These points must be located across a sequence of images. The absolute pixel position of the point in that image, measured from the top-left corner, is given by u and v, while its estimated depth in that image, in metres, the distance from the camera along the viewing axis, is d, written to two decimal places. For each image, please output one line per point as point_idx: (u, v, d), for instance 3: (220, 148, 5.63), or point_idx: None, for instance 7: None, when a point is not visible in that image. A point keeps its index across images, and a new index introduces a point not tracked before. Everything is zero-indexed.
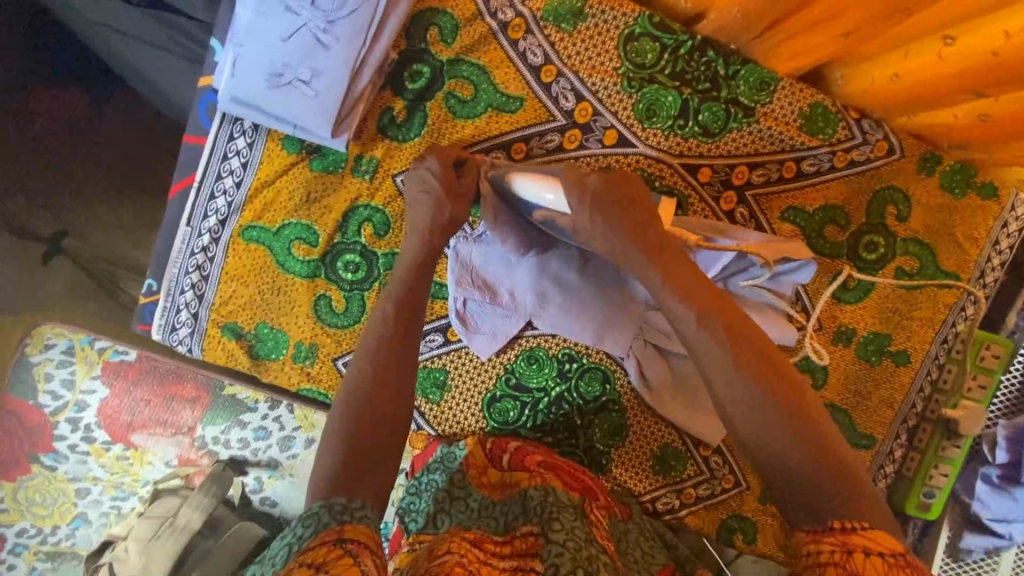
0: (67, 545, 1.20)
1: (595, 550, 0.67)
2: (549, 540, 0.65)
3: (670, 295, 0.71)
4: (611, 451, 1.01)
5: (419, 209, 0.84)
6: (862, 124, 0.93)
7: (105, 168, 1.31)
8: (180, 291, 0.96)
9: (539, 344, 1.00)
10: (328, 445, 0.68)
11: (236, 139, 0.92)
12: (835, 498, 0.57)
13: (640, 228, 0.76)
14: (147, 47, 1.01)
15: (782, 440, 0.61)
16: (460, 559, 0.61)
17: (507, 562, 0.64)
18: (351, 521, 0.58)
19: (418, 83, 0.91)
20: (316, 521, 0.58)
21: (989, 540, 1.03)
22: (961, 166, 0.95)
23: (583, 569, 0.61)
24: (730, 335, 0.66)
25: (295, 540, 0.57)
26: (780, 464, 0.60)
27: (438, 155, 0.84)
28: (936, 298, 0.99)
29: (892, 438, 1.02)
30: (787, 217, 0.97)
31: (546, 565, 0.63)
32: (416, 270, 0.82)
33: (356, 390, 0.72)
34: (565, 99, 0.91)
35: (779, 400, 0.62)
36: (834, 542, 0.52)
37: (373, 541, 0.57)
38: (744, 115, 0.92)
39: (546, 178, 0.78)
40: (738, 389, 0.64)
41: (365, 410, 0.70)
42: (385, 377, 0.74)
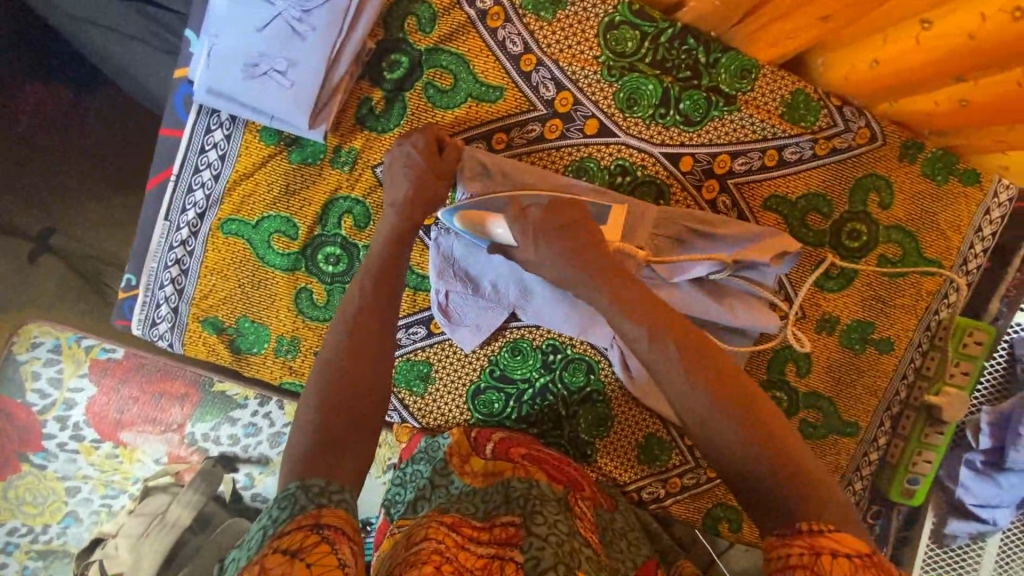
0: (57, 543, 1.19)
1: (579, 544, 0.68)
2: (531, 532, 0.65)
3: (623, 318, 0.73)
4: (596, 441, 1.01)
5: (398, 186, 0.84)
6: (844, 112, 0.93)
7: (88, 162, 1.29)
8: (160, 286, 0.95)
9: (523, 335, 1.00)
10: (301, 426, 0.68)
11: (213, 131, 0.91)
12: (794, 496, 0.61)
13: (582, 248, 0.77)
14: (119, 37, 1.01)
15: (732, 439, 0.65)
16: (437, 546, 0.61)
17: (485, 549, 0.64)
18: (328, 506, 0.58)
19: (397, 73, 0.90)
20: (291, 503, 0.58)
21: (973, 526, 1.03)
22: (943, 153, 0.95)
23: (565, 564, 0.62)
24: (681, 348, 0.69)
25: (270, 524, 0.57)
26: (749, 473, 0.64)
27: (426, 138, 0.86)
28: (918, 285, 0.99)
29: (876, 426, 1.03)
30: (770, 205, 0.96)
31: (526, 557, 0.63)
32: (394, 247, 0.81)
33: (328, 370, 0.71)
34: (545, 88, 0.91)
35: (738, 410, 0.65)
36: (803, 544, 0.55)
37: (350, 527, 0.57)
38: (725, 104, 0.92)
39: (484, 218, 0.84)
40: (698, 399, 0.67)
41: (338, 389, 0.70)
42: (361, 355, 0.73)
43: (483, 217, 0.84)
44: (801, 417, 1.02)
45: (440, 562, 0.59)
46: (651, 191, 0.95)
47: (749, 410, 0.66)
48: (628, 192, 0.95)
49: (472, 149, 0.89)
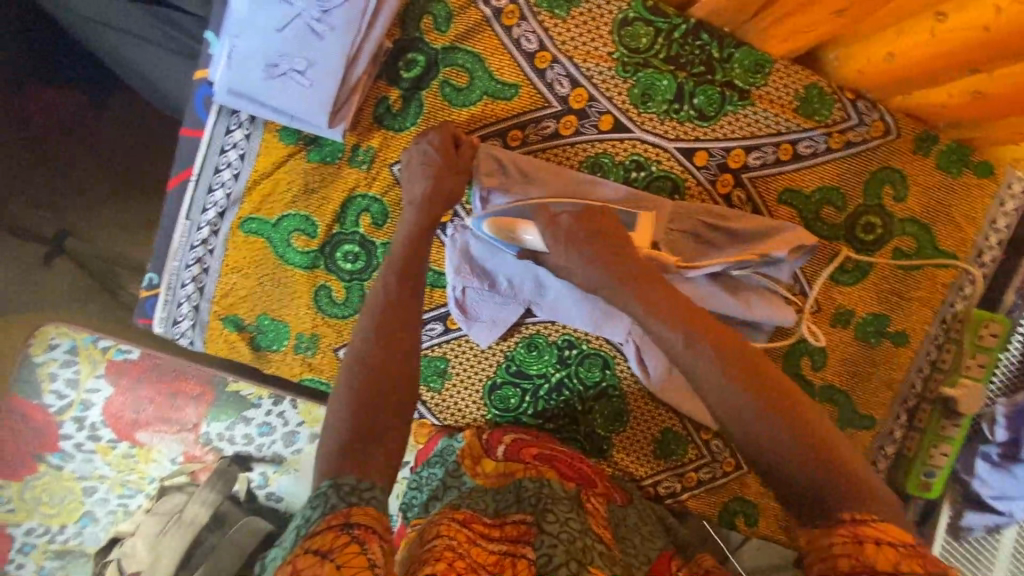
0: (74, 543, 1.21)
1: (592, 540, 0.68)
2: (543, 530, 0.66)
3: (653, 319, 0.72)
4: (612, 436, 1.02)
5: (415, 186, 0.85)
6: (858, 105, 0.93)
7: (105, 165, 1.31)
8: (181, 285, 0.97)
9: (539, 331, 1.00)
10: (332, 423, 0.69)
11: (233, 132, 0.92)
12: (844, 489, 0.60)
13: (610, 254, 0.78)
14: (137, 40, 1.02)
15: (772, 437, 0.63)
16: (450, 543, 0.62)
17: (497, 545, 0.65)
18: (359, 504, 0.59)
19: (414, 72, 0.91)
20: (324, 502, 0.59)
21: (990, 518, 1.03)
22: (958, 145, 0.95)
23: (577, 561, 0.62)
24: (715, 346, 0.68)
25: (304, 523, 0.58)
26: (788, 470, 0.63)
27: (442, 138, 0.87)
28: (933, 278, 0.99)
29: (892, 419, 1.03)
30: (784, 199, 0.97)
31: (538, 553, 0.64)
32: (416, 245, 0.82)
33: (356, 368, 0.72)
34: (560, 84, 0.92)
35: (775, 405, 0.65)
36: (847, 534, 0.56)
37: (380, 525, 0.58)
38: (739, 98, 0.92)
39: (518, 224, 0.85)
40: (736, 400, 0.65)
41: (369, 387, 0.71)
42: (388, 352, 0.74)
43: (517, 222, 0.85)
44: None
45: (453, 558, 0.59)
46: (666, 186, 0.95)
47: (784, 403, 0.65)
48: (643, 187, 0.95)
49: (488, 146, 0.90)
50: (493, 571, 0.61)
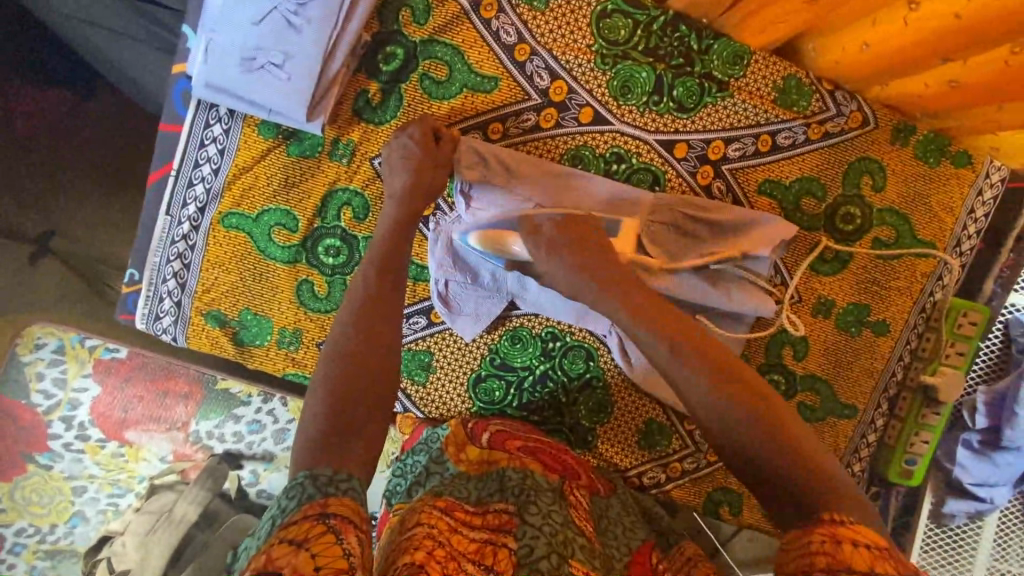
0: (65, 543, 1.20)
1: (573, 533, 0.68)
2: (524, 521, 0.66)
3: (631, 321, 0.75)
4: (596, 427, 1.02)
5: (395, 180, 0.85)
6: (836, 96, 0.94)
7: (86, 162, 1.30)
8: (163, 280, 0.97)
9: (522, 324, 1.01)
10: (312, 413, 0.69)
11: (212, 126, 0.92)
12: (809, 482, 0.61)
13: (592, 264, 0.80)
14: (118, 37, 1.02)
15: (741, 432, 0.66)
16: (429, 531, 0.62)
17: (478, 533, 0.65)
18: (336, 495, 0.59)
19: (393, 65, 0.91)
20: (300, 493, 0.59)
21: (971, 505, 1.04)
22: (935, 135, 0.96)
23: (558, 553, 0.62)
24: (689, 347, 0.72)
25: (279, 513, 0.58)
26: (761, 467, 0.64)
27: (420, 131, 0.87)
28: (912, 267, 1.00)
29: (874, 408, 1.04)
30: (764, 190, 0.97)
31: (519, 544, 0.63)
32: (397, 238, 0.82)
33: (336, 361, 0.72)
34: (539, 77, 0.92)
35: (747, 405, 0.67)
36: (825, 532, 0.56)
37: (358, 516, 0.58)
38: (718, 90, 0.93)
39: (505, 235, 0.86)
40: (704, 400, 0.69)
41: (350, 381, 0.71)
42: (368, 341, 0.74)
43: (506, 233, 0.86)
44: (799, 400, 1.03)
45: (432, 546, 0.59)
46: (646, 177, 0.96)
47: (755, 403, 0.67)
48: (623, 179, 0.95)
49: (468, 138, 0.90)
50: (475, 560, 0.62)
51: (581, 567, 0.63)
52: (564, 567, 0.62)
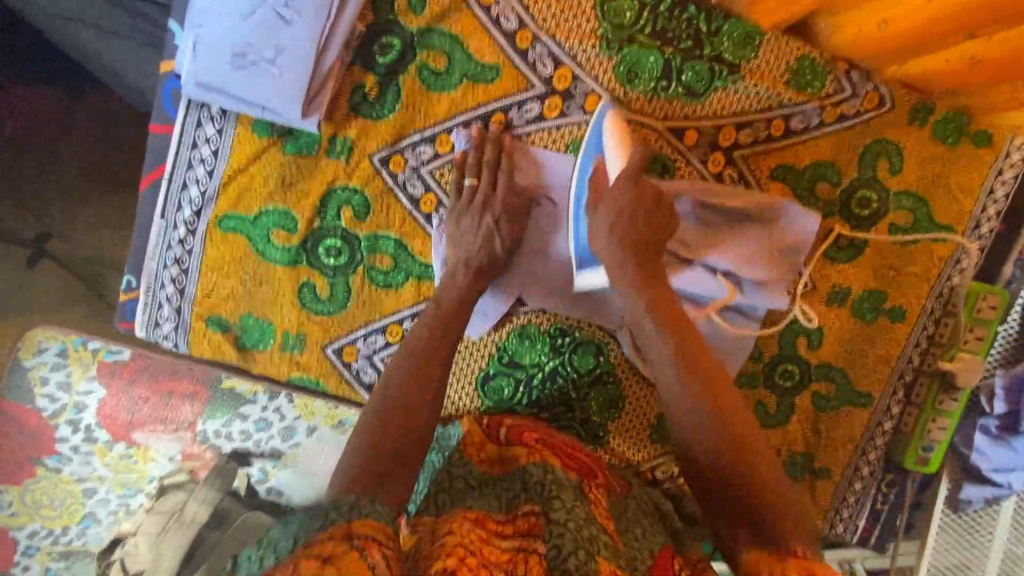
0: (78, 544, 1.20)
1: (596, 530, 0.65)
2: (551, 520, 0.64)
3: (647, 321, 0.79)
4: (608, 422, 1.00)
5: (465, 247, 0.85)
6: (852, 76, 0.90)
7: (81, 160, 1.27)
8: (160, 286, 0.94)
9: (530, 321, 0.98)
10: (356, 439, 0.71)
11: (204, 126, 0.89)
12: (773, 516, 0.66)
13: (636, 227, 0.80)
14: (101, 33, 0.98)
15: (704, 445, 0.72)
16: (461, 540, 0.60)
17: (509, 542, 0.64)
18: (359, 517, 0.57)
19: (389, 57, 0.87)
20: (323, 518, 0.57)
21: (989, 490, 1.03)
22: (954, 115, 0.92)
23: (586, 550, 0.60)
24: (694, 363, 0.76)
25: (300, 534, 0.55)
26: (730, 489, 0.69)
27: (498, 207, 0.85)
28: (929, 251, 0.97)
29: (889, 394, 1.02)
30: (777, 176, 0.94)
31: (548, 546, 0.61)
32: (458, 301, 0.84)
33: (386, 400, 0.75)
34: (542, 65, 0.88)
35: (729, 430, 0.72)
36: (797, 565, 0.59)
37: (380, 533, 0.57)
38: (729, 73, 0.89)
39: (626, 144, 0.82)
40: (682, 404, 0.75)
41: (404, 400, 0.75)
42: (422, 387, 0.76)
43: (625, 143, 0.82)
44: (813, 389, 1.02)
45: (464, 554, 0.59)
46: (655, 167, 0.92)
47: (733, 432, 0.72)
48: None
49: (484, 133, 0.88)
50: (507, 569, 0.60)
51: (608, 565, 0.61)
52: (591, 565, 0.60)
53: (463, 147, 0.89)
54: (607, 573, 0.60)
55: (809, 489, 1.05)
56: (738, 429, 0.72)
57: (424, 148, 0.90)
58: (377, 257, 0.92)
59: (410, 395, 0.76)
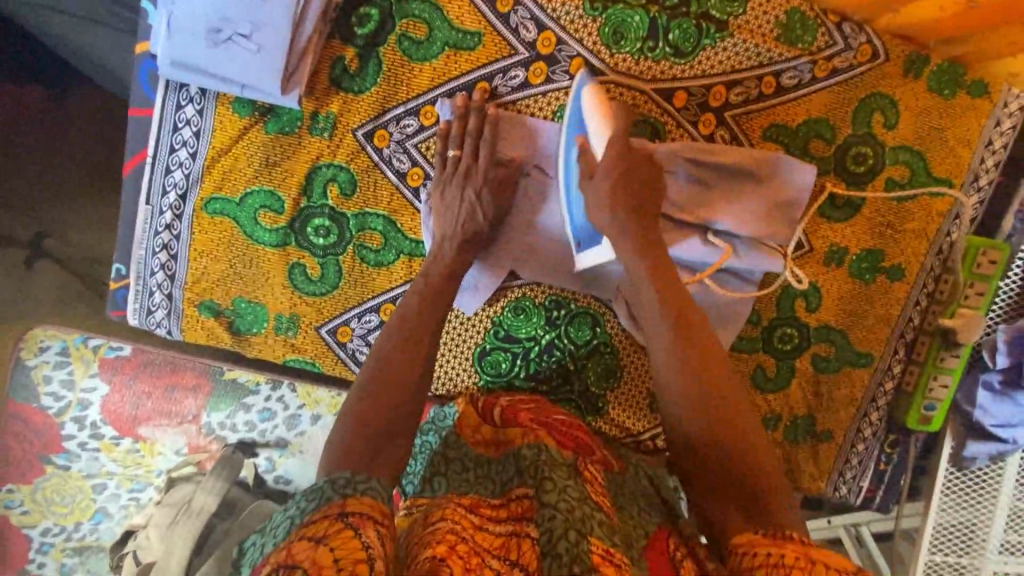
0: (92, 539, 1.22)
1: (591, 509, 0.65)
2: (543, 503, 0.63)
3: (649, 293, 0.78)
4: (607, 393, 0.99)
5: (449, 220, 0.84)
6: (843, 29, 0.88)
7: (84, 163, 1.26)
8: (151, 274, 0.94)
9: (525, 294, 0.97)
10: (346, 413, 0.71)
11: (184, 108, 0.88)
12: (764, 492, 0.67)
13: (635, 198, 0.78)
14: (65, 17, 0.96)
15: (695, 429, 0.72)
16: (453, 526, 0.62)
17: (503, 526, 0.65)
18: (354, 494, 0.57)
19: (368, 27, 0.85)
20: (319, 496, 0.58)
21: (993, 446, 1.01)
22: (949, 64, 0.90)
23: (576, 530, 0.59)
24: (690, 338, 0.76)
25: (298, 514, 0.57)
26: (719, 463, 0.70)
27: (482, 178, 0.84)
28: (927, 207, 0.95)
29: (890, 354, 1.01)
30: (770, 135, 0.92)
31: (540, 531, 0.60)
32: (446, 273, 0.83)
33: (375, 371, 0.74)
34: (525, 29, 0.86)
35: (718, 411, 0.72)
36: (795, 550, 0.56)
37: (378, 512, 0.57)
38: (717, 30, 0.87)
39: (607, 118, 0.79)
40: (671, 376, 0.75)
41: (391, 377, 0.74)
42: (412, 362, 0.76)
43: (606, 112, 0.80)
44: (813, 352, 1.01)
45: (454, 541, 0.59)
46: (645, 130, 0.90)
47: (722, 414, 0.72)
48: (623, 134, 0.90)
49: (473, 103, 0.86)
50: (500, 555, 0.61)
51: (600, 545, 0.60)
52: (584, 545, 0.58)
53: (448, 117, 0.87)
54: (601, 553, 0.59)
55: (812, 454, 1.05)
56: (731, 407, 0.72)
57: (409, 121, 0.88)
58: (367, 235, 0.91)
59: (396, 374, 0.74)
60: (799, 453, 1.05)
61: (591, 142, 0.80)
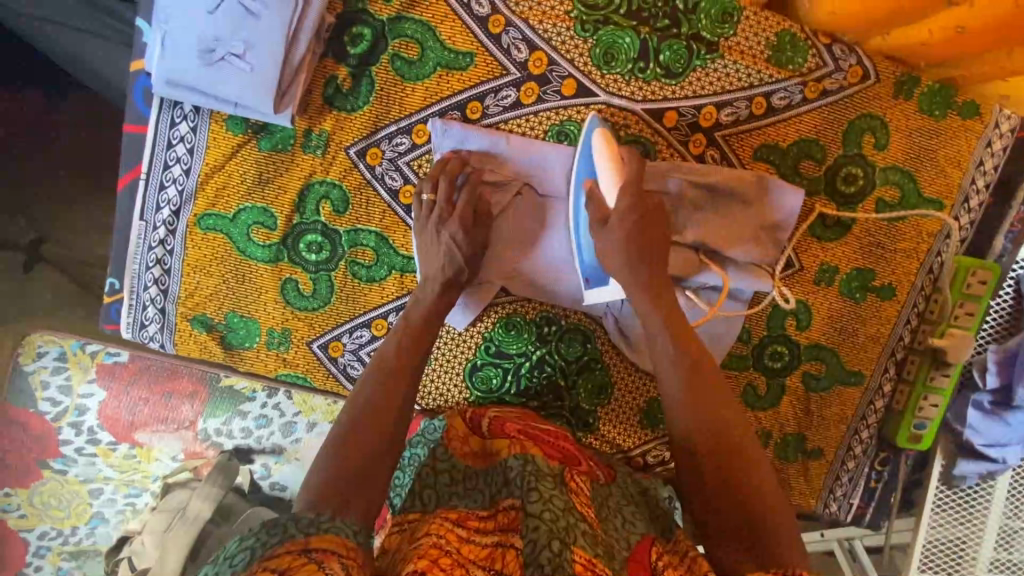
0: (88, 543, 1.22)
1: (575, 519, 0.66)
2: (528, 513, 0.64)
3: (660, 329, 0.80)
4: (597, 409, 1.00)
5: (434, 259, 0.85)
6: (833, 50, 0.89)
7: (82, 173, 1.27)
8: (144, 288, 0.94)
9: (515, 310, 0.98)
10: (327, 452, 0.71)
11: (178, 125, 0.89)
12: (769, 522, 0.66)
13: (644, 237, 0.80)
14: (61, 28, 0.97)
15: (706, 458, 0.73)
16: (437, 542, 0.62)
17: (489, 538, 0.66)
18: (318, 533, 0.57)
19: (361, 47, 0.86)
20: (282, 530, 0.57)
21: (983, 466, 1.01)
22: (941, 86, 0.91)
23: (560, 539, 0.61)
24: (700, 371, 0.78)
25: (257, 546, 0.55)
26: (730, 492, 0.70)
27: (459, 220, 0.84)
28: (917, 227, 0.96)
29: (881, 372, 1.01)
30: (761, 155, 0.92)
31: (524, 542, 0.62)
32: (428, 315, 0.85)
33: (356, 410, 0.75)
34: (517, 50, 0.87)
35: (727, 441, 0.73)
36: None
37: (342, 547, 0.57)
38: (707, 51, 0.88)
39: (615, 162, 0.80)
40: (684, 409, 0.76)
41: (372, 416, 0.75)
42: (393, 398, 0.77)
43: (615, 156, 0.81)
44: (804, 369, 1.01)
45: (437, 555, 0.59)
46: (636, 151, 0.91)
47: (733, 446, 0.72)
48: None
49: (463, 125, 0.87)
50: (484, 565, 0.62)
51: (584, 555, 0.61)
52: (566, 556, 0.60)
53: (439, 135, 0.87)
54: (584, 561, 0.60)
55: (802, 471, 1.05)
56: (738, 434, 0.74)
57: (401, 139, 0.89)
58: (359, 251, 0.92)
59: (377, 413, 0.75)
60: (789, 469, 1.05)
61: (599, 184, 0.81)
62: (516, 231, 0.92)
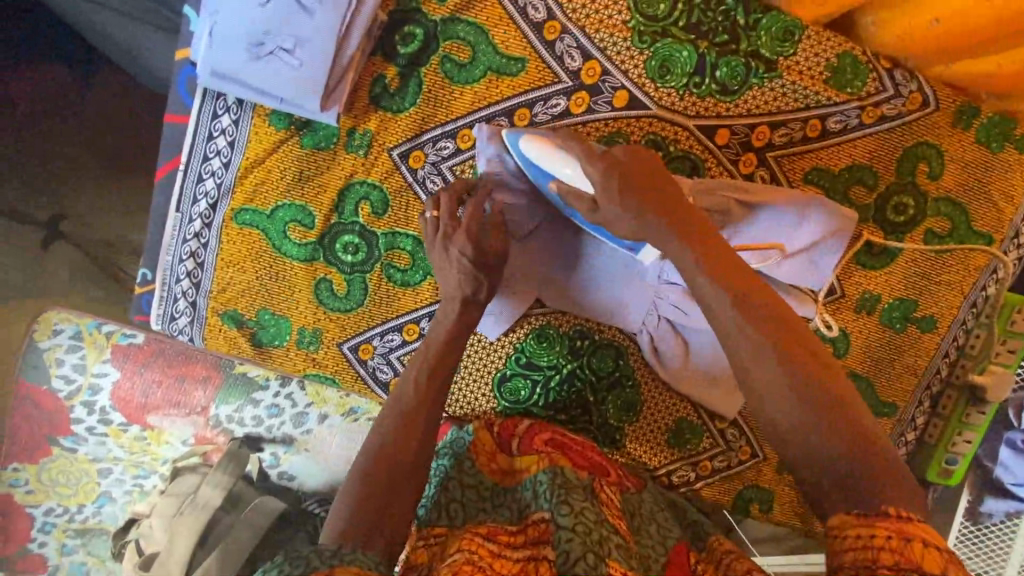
0: (94, 521, 1.20)
1: (607, 531, 0.65)
2: (558, 525, 0.63)
3: (699, 275, 0.67)
4: (625, 427, 0.98)
5: (449, 278, 0.82)
6: (894, 75, 0.86)
7: (107, 154, 1.26)
8: (176, 280, 0.93)
9: (548, 322, 0.96)
10: (352, 480, 0.72)
11: (220, 117, 0.87)
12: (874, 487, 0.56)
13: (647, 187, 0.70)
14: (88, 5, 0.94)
15: (800, 424, 0.60)
16: (470, 557, 0.60)
17: (520, 552, 0.64)
18: (341, 564, 0.55)
19: (411, 47, 0.84)
20: (304, 562, 0.55)
21: (1010, 504, 1.01)
22: (1001, 117, 0.88)
23: (595, 552, 0.59)
24: (770, 317, 0.64)
25: None
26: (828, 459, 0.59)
27: (465, 233, 0.80)
28: (965, 260, 0.93)
29: (915, 405, 0.99)
30: (811, 178, 0.90)
31: (557, 552, 0.60)
32: (449, 337, 0.82)
33: (379, 436, 0.75)
34: (570, 58, 0.84)
35: (814, 391, 0.61)
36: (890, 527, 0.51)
37: None
38: (766, 70, 0.85)
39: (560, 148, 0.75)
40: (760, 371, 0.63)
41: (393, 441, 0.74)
42: (414, 424, 0.76)
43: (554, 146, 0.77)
44: None
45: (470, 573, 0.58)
46: (684, 166, 0.89)
47: (826, 400, 0.60)
48: None
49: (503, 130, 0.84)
50: None
51: (619, 567, 0.59)
52: (601, 568, 0.58)
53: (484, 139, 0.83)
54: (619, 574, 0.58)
55: None
56: (823, 376, 0.62)
57: (445, 143, 0.87)
58: (395, 254, 0.90)
59: (398, 439, 0.74)
60: None
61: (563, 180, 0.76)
62: (553, 244, 0.91)
